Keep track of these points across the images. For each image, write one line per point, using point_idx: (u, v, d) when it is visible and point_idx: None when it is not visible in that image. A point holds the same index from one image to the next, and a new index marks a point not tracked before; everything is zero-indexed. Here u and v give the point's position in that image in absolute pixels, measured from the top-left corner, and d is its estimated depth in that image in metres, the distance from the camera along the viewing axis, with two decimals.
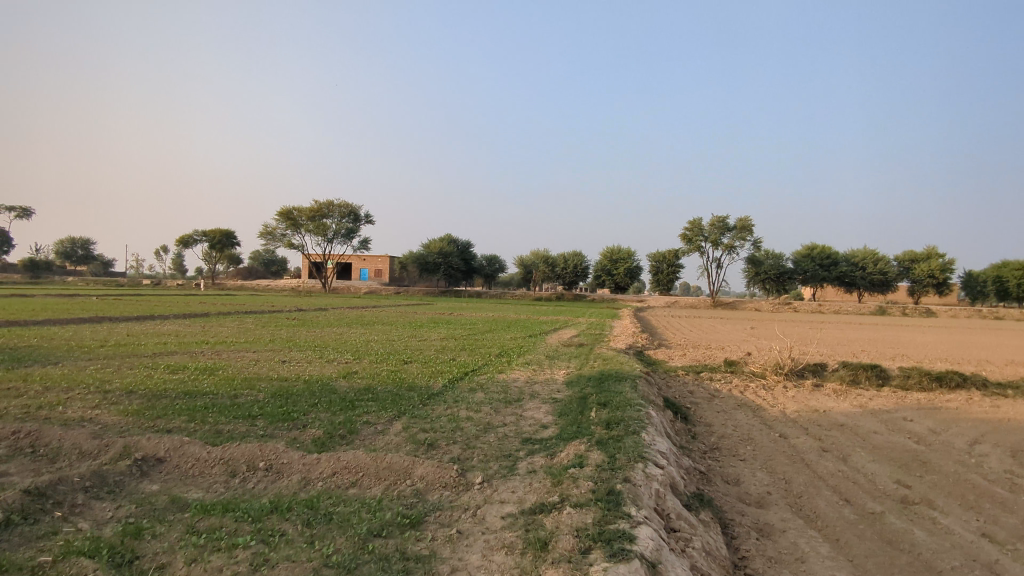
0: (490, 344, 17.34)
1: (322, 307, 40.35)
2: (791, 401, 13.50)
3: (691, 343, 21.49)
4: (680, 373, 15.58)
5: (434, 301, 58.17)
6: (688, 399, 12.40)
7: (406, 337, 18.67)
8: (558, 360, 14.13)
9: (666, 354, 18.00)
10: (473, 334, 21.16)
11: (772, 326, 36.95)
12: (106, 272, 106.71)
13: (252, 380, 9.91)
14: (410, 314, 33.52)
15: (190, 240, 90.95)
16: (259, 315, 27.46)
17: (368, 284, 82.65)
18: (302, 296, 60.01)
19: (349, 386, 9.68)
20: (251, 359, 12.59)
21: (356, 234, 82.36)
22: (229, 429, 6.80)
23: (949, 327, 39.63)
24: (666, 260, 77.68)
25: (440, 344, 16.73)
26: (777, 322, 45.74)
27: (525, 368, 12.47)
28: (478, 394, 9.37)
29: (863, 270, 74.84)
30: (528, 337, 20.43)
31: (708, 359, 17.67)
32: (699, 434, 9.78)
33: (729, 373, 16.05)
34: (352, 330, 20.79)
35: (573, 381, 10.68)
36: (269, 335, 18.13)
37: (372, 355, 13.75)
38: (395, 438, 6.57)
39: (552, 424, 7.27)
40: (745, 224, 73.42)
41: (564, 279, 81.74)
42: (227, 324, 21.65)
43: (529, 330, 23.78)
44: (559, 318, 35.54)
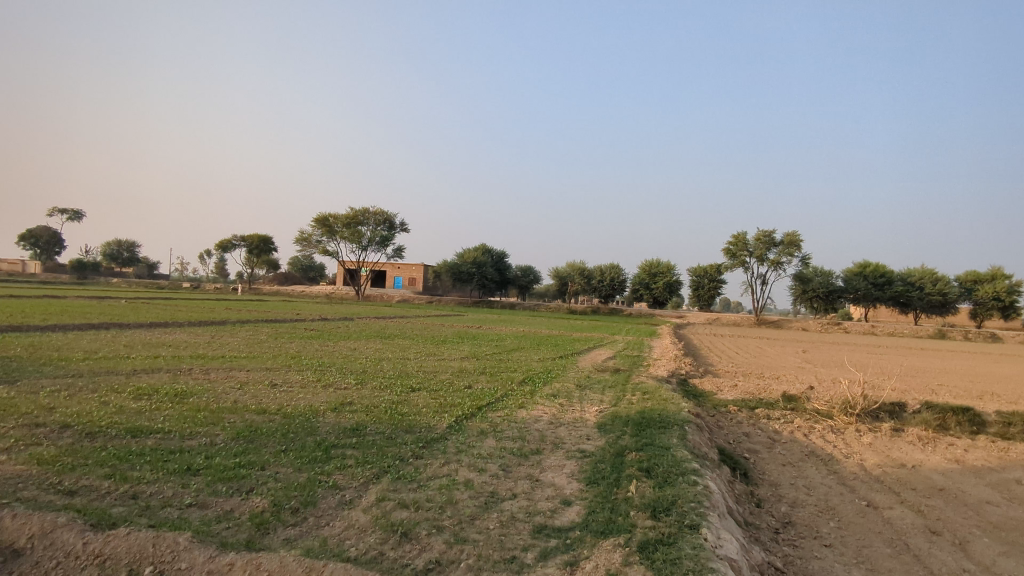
0: (515, 367, 15.53)
1: (350, 316, 39.25)
2: (869, 450, 11.31)
3: (740, 371, 19.26)
4: (731, 410, 13.49)
5: (466, 312, 56.84)
6: (746, 447, 10.36)
7: (424, 356, 17.03)
8: (591, 391, 12.24)
9: (713, 385, 15.88)
10: (498, 353, 19.37)
11: (826, 350, 34.05)
12: (150, 275, 109.06)
13: (223, 412, 8.35)
14: (437, 326, 31.97)
15: (230, 244, 92.04)
16: (278, 324, 26.27)
17: (402, 293, 81.84)
18: (334, 304, 59.40)
19: (334, 425, 8.00)
20: (239, 380, 11.11)
21: (391, 242, 81.79)
22: (149, 492, 5.17)
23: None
24: (707, 275, 74.65)
25: (459, 366, 15.02)
26: (830, 345, 42.64)
27: (551, 402, 10.62)
28: (488, 441, 7.59)
29: (921, 291, 70.45)
30: (559, 358, 18.56)
31: (763, 391, 15.49)
32: (766, 501, 7.77)
33: (789, 411, 13.88)
34: (369, 345, 19.29)
35: (608, 424, 8.80)
36: (276, 349, 16.71)
37: (377, 379, 12.08)
38: (360, 519, 4.82)
39: (577, 499, 5.42)
40: (793, 238, 69.85)
41: (601, 293, 79.39)
42: (239, 334, 20.42)
43: (560, 350, 21.87)
44: (593, 335, 33.49)
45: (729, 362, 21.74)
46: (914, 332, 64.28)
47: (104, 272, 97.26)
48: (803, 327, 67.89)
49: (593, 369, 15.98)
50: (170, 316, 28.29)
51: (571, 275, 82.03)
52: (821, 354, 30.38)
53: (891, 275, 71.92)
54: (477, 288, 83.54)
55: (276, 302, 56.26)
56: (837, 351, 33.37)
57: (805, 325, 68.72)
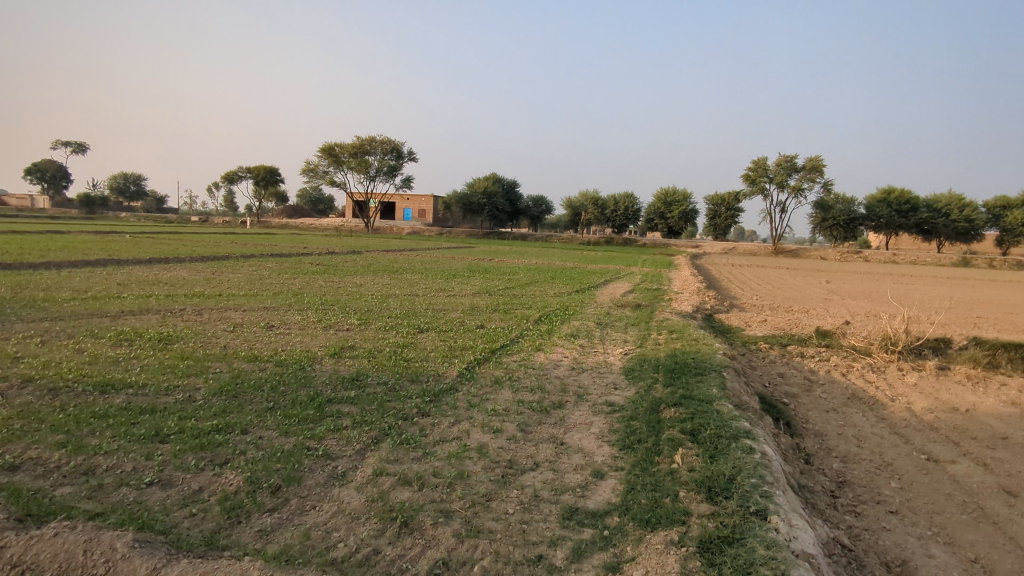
0: (530, 304, 14.64)
1: (359, 249, 38.38)
2: (915, 392, 10.42)
3: (766, 304, 18.27)
4: (762, 347, 12.59)
5: (477, 244, 55.89)
6: (784, 391, 9.48)
7: (433, 291, 16.18)
8: (613, 331, 11.36)
9: (741, 320, 14.94)
10: (512, 288, 18.49)
11: (850, 281, 32.86)
12: (160, 209, 108.39)
13: (210, 360, 7.54)
14: (448, 259, 31.06)
15: (236, 176, 90.39)
16: (284, 258, 25.44)
17: (411, 224, 80.66)
18: (344, 236, 58.48)
19: (331, 375, 7.16)
20: (234, 322, 10.30)
21: (399, 172, 79.88)
22: (105, 467, 4.35)
23: None
24: (725, 203, 72.51)
25: (471, 303, 14.15)
26: (852, 274, 41.36)
27: (571, 344, 9.75)
28: (504, 391, 6.74)
29: (946, 217, 68.05)
30: (576, 293, 17.62)
31: (794, 327, 14.53)
32: (815, 456, 6.93)
33: (823, 348, 12.96)
34: (377, 280, 18.43)
35: (636, 370, 7.91)
36: (278, 286, 15.89)
37: (383, 319, 11.22)
38: (352, 502, 3.99)
39: (611, 471, 4.57)
40: (815, 163, 67.12)
41: (615, 222, 77.63)
42: (241, 270, 19.61)
43: (576, 283, 20.93)
44: (608, 266, 32.45)
45: (753, 295, 20.74)
46: (937, 260, 62.55)
47: (113, 207, 96.59)
48: (822, 256, 66.30)
49: (613, 305, 15.05)
50: (174, 251, 27.57)
51: (583, 204, 80.11)
52: (845, 285, 29.27)
53: (917, 201, 69.32)
54: (488, 219, 82.05)
55: (285, 235, 55.53)
56: (862, 282, 32.16)
57: (824, 254, 67.05)
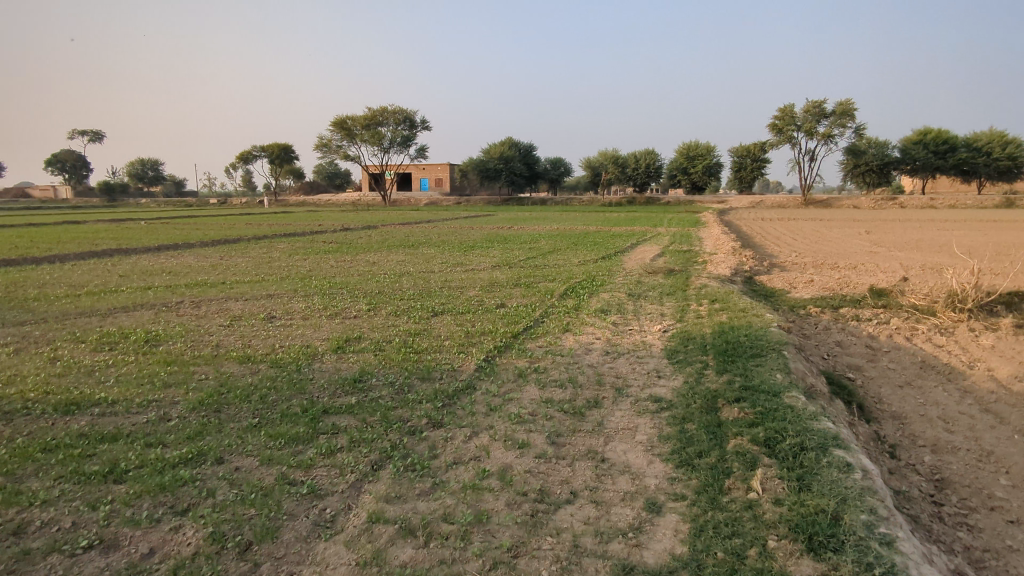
0: (553, 275, 13.57)
1: (375, 223, 37.48)
2: (996, 356, 9.19)
3: (809, 262, 16.91)
4: (813, 312, 11.40)
5: (494, 211, 54.67)
6: (847, 364, 8.35)
7: (449, 266, 15.18)
8: (648, 303, 10.25)
9: (784, 281, 13.71)
10: (533, 257, 17.44)
11: (891, 230, 30.93)
12: (179, 193, 108.98)
13: (197, 364, 6.69)
14: (466, 230, 29.99)
15: (251, 156, 89.98)
16: (297, 237, 24.63)
17: (428, 195, 79.50)
18: (361, 211, 57.66)
19: (331, 376, 6.26)
20: (233, 314, 9.45)
21: (413, 141, 78.37)
22: (37, 524, 3.50)
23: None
24: (750, 154, 69.72)
25: (490, 277, 13.13)
26: (890, 223, 39.23)
27: (603, 322, 8.69)
28: (530, 387, 5.75)
29: (988, 156, 64.46)
30: (603, 260, 16.46)
31: (844, 286, 13.27)
32: (901, 445, 5.84)
33: (881, 309, 11.71)
34: (391, 257, 17.49)
35: (680, 353, 6.85)
36: (287, 268, 15.07)
37: (395, 302, 10.31)
38: (339, 568, 3.07)
39: (671, 503, 3.58)
40: (846, 107, 63.89)
41: (636, 181, 75.60)
42: (250, 253, 18.79)
43: (601, 249, 19.74)
44: (633, 228, 31.05)
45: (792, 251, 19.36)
46: (978, 202, 59.49)
47: (134, 194, 97.06)
48: (854, 205, 63.63)
49: (644, 273, 13.90)
50: (186, 235, 26.92)
51: (602, 164, 77.85)
52: (887, 235, 27.53)
53: (955, 141, 65.71)
54: (506, 185, 80.41)
55: (301, 213, 54.79)
56: (904, 231, 30.30)
57: (856, 203, 64.31)
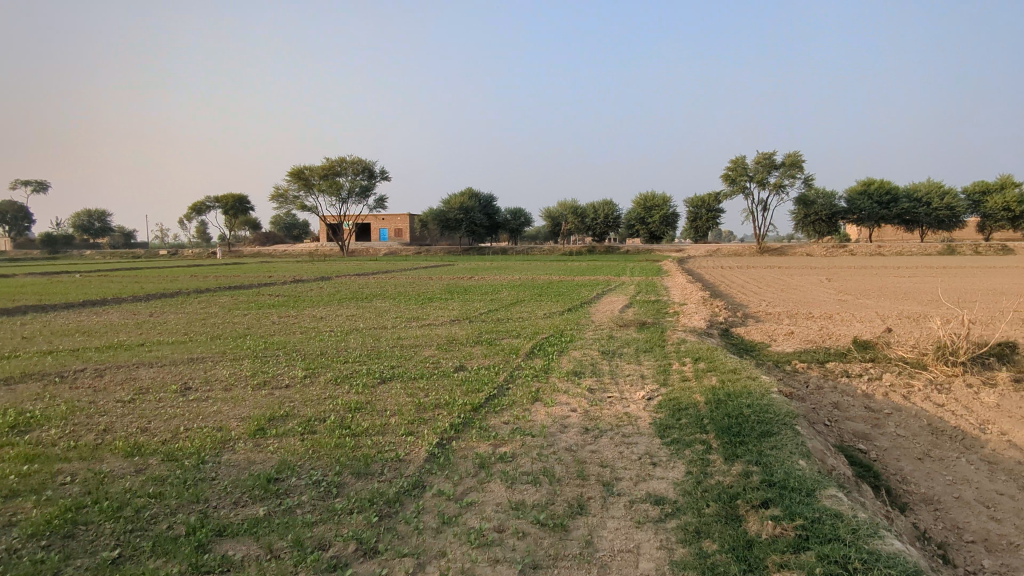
0: (518, 330, 12.40)
1: (328, 274, 35.93)
2: (1005, 418, 8.37)
3: (782, 312, 16.24)
4: (799, 368, 10.50)
5: (455, 261, 53.71)
6: (852, 432, 7.35)
7: (403, 322, 13.90)
8: (625, 362, 9.15)
9: (763, 334, 12.88)
10: (496, 310, 16.30)
11: (850, 278, 31.09)
12: (127, 244, 104.89)
13: (66, 458, 5.19)
14: (424, 281, 28.77)
15: (203, 206, 87.56)
16: (242, 290, 23.00)
17: (387, 245, 78.21)
18: (316, 262, 55.94)
19: (238, 472, 4.86)
20: (139, 384, 7.90)
21: (371, 191, 77.57)
22: None
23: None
24: (706, 204, 71.15)
25: (447, 334, 11.88)
26: (846, 270, 39.72)
27: (578, 387, 7.53)
28: (495, 486, 4.51)
29: (928, 206, 67.24)
30: (570, 312, 15.41)
31: (826, 338, 12.51)
32: (950, 545, 4.77)
33: (869, 364, 10.92)
34: (341, 311, 16.08)
35: (674, 429, 5.72)
36: (222, 326, 13.51)
37: (337, 366, 8.94)
38: None
39: None
40: (794, 158, 66.16)
41: (596, 231, 76.14)
42: (184, 308, 17.12)
43: (567, 300, 18.75)
44: (596, 278, 30.37)
45: (762, 301, 18.76)
46: (922, 249, 61.57)
47: (77, 245, 92.82)
48: (807, 253, 65.10)
49: (615, 326, 12.88)
50: (121, 289, 24.94)
51: (562, 214, 78.29)
52: (848, 283, 27.49)
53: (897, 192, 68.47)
54: (466, 235, 79.89)
55: (254, 264, 52.82)
56: (862, 278, 30.52)
57: (809, 250, 65.84)
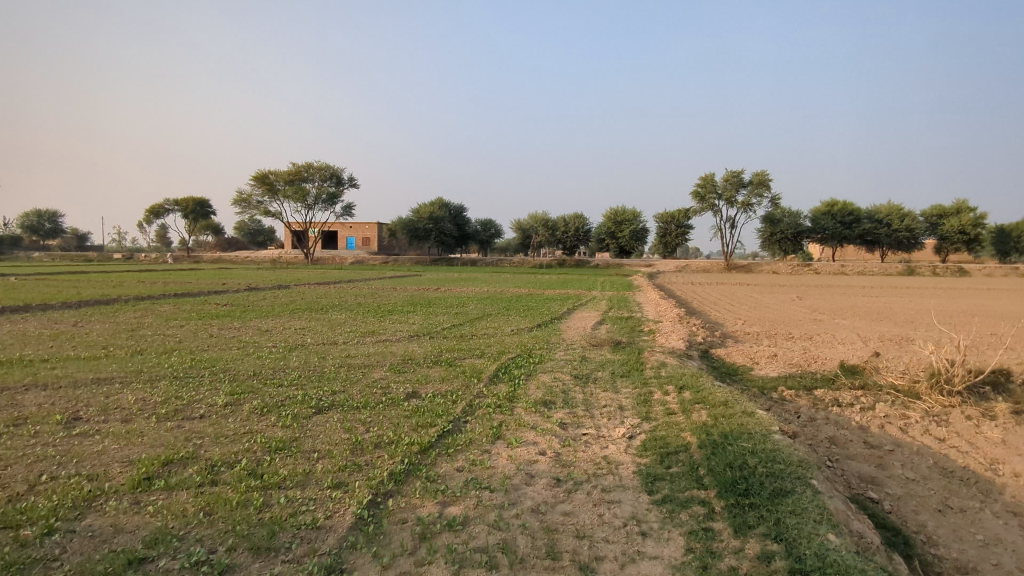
0: (482, 349, 11.29)
1: (288, 282, 34.31)
2: (1016, 457, 7.56)
3: (761, 332, 15.46)
4: (788, 397, 9.62)
5: (421, 272, 52.34)
6: (859, 476, 6.43)
7: (356, 337, 12.64)
8: (599, 390, 8.11)
9: (745, 356, 12.03)
10: (460, 325, 15.15)
11: (819, 296, 30.80)
12: (80, 246, 100.55)
13: None
14: (387, 291, 27.40)
15: (161, 209, 84.37)
16: (187, 297, 21.35)
17: (354, 254, 76.31)
18: (278, 270, 54.04)
19: (93, 548, 3.63)
20: (19, 411, 6.53)
21: (338, 199, 75.70)
22: None
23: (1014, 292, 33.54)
24: (675, 220, 71.29)
25: (403, 352, 10.69)
26: (814, 288, 39.61)
27: (548, 421, 6.44)
28: (437, 573, 3.38)
29: (889, 227, 68.54)
30: (540, 329, 14.35)
31: (811, 362, 11.70)
32: None
33: (860, 392, 10.12)
34: (290, 324, 14.72)
35: (664, 483, 4.68)
36: (150, 338, 12.06)
37: (269, 390, 7.68)
38: None
39: None
40: (762, 177, 66.81)
41: (566, 245, 75.58)
42: (116, 316, 15.53)
43: (536, 315, 17.68)
44: (567, 292, 29.41)
45: (738, 320, 18.02)
46: (884, 269, 62.53)
47: (25, 247, 88.50)
48: (773, 270, 65.60)
49: (588, 345, 11.86)
50: (55, 294, 23.02)
51: (533, 226, 77.61)
52: (819, 302, 27.13)
53: (860, 213, 69.68)
54: (435, 245, 78.53)
55: (212, 270, 50.71)
56: (831, 297, 30.28)
57: (776, 268, 66.33)
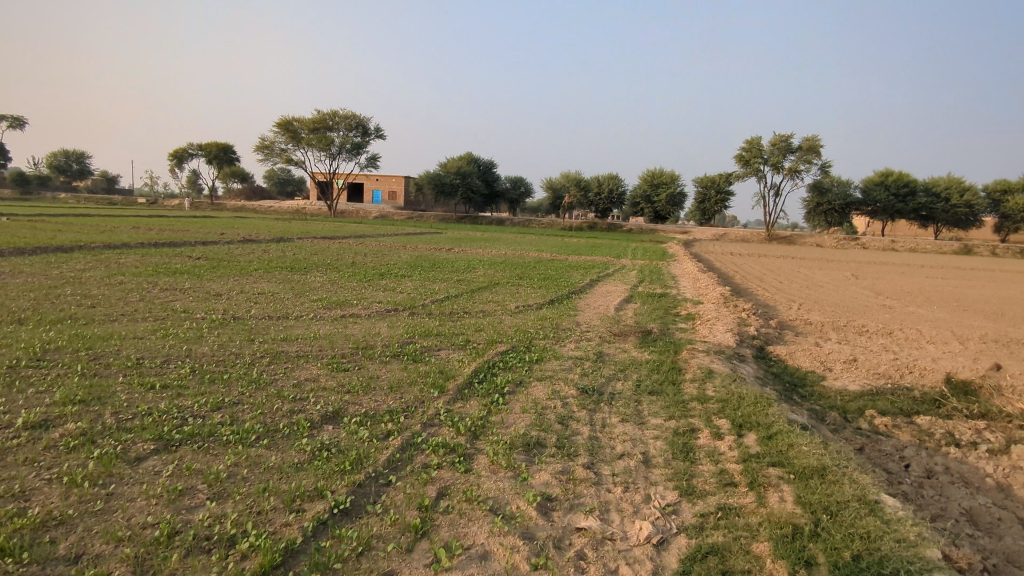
0: (468, 335, 8.64)
1: (295, 235, 31.84)
2: None
3: (826, 323, 12.48)
4: (884, 431, 6.82)
5: (443, 229, 49.81)
6: None
7: (317, 309, 10.11)
8: (615, 421, 5.41)
9: (815, 360, 9.17)
10: (457, 297, 12.52)
11: (877, 276, 27.27)
12: (110, 188, 100.36)
13: None
14: (393, 250, 24.81)
15: (186, 153, 82.83)
16: (164, 247, 19.10)
17: (378, 208, 73.98)
18: (295, 220, 52.15)
19: None
20: None
21: (364, 150, 73.03)
22: None
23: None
24: (715, 185, 66.95)
25: (360, 336, 8.11)
26: (866, 265, 35.86)
27: (522, 496, 3.79)
28: None
29: (946, 202, 63.10)
30: (551, 308, 11.62)
31: (905, 373, 8.79)
32: None
33: (982, 426, 7.26)
34: (252, 287, 12.27)
35: None
36: (63, 298, 9.66)
37: (123, 397, 5.14)
38: None
39: None
40: (812, 142, 61.72)
41: (598, 207, 71.92)
42: (57, 266, 13.23)
43: (552, 288, 14.93)
44: (593, 259, 26.43)
45: (793, 304, 15.04)
46: (938, 247, 57.82)
47: (55, 186, 88.25)
48: (818, 243, 61.28)
49: (608, 336, 9.11)
50: (28, 237, 20.82)
51: (564, 186, 74.03)
52: (880, 283, 23.77)
53: (915, 185, 64.22)
54: (461, 202, 75.61)
55: (229, 218, 49.03)
56: (890, 278, 26.77)
57: (820, 241, 62.02)
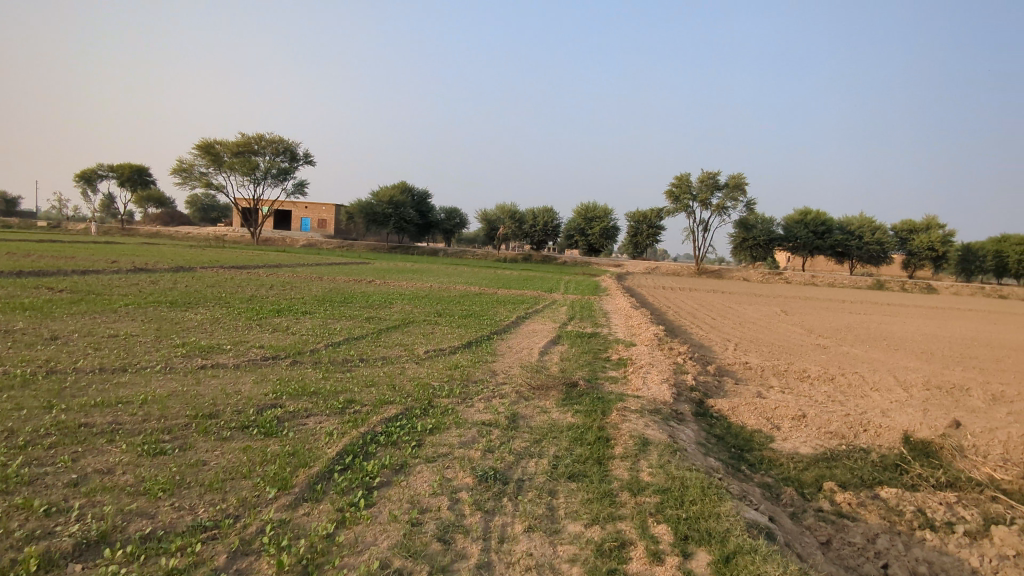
0: (352, 393, 6.99)
1: (201, 265, 29.10)
2: None
3: (766, 368, 11.53)
4: (848, 512, 5.66)
5: (371, 260, 47.63)
6: None
7: (173, 358, 8.20)
8: (519, 530, 3.94)
9: (760, 416, 8.04)
10: (358, 339, 10.81)
11: (804, 312, 27.31)
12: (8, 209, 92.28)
13: None
14: (307, 282, 22.75)
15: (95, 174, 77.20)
16: (26, 277, 16.40)
17: (306, 236, 70.86)
18: (210, 248, 48.61)
19: None
20: None
21: (291, 176, 70.09)
22: None
23: (997, 317, 30.80)
24: (646, 220, 67.85)
25: (208, 398, 6.33)
26: (792, 300, 36.31)
27: None
28: None
29: (859, 240, 66.16)
30: (466, 353, 10.10)
31: (858, 431, 7.76)
32: None
33: (953, 500, 6.23)
34: (105, 328, 10.14)
35: None
36: None
37: None
38: None
39: None
40: (738, 180, 63.70)
41: (533, 239, 71.47)
42: None
43: (472, 327, 13.44)
44: (524, 293, 25.20)
45: (729, 344, 14.14)
46: (854, 282, 60.35)
47: None
48: (744, 278, 62.79)
49: (526, 391, 7.67)
50: None
51: (499, 218, 73.34)
52: (809, 320, 23.61)
53: (831, 223, 67.11)
54: (393, 231, 73.51)
55: (134, 245, 45.15)
56: (817, 314, 26.81)
57: (746, 275, 63.57)
